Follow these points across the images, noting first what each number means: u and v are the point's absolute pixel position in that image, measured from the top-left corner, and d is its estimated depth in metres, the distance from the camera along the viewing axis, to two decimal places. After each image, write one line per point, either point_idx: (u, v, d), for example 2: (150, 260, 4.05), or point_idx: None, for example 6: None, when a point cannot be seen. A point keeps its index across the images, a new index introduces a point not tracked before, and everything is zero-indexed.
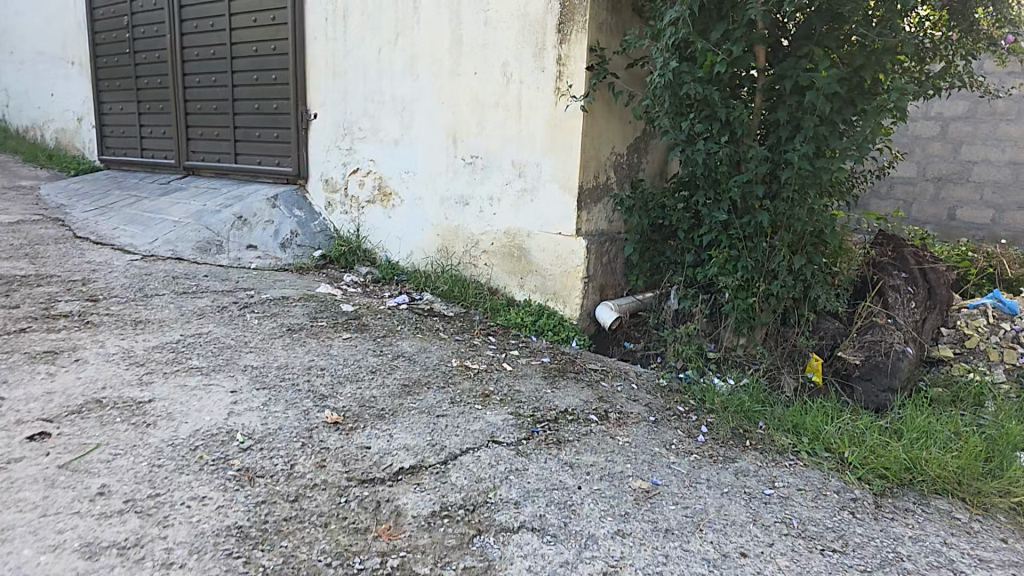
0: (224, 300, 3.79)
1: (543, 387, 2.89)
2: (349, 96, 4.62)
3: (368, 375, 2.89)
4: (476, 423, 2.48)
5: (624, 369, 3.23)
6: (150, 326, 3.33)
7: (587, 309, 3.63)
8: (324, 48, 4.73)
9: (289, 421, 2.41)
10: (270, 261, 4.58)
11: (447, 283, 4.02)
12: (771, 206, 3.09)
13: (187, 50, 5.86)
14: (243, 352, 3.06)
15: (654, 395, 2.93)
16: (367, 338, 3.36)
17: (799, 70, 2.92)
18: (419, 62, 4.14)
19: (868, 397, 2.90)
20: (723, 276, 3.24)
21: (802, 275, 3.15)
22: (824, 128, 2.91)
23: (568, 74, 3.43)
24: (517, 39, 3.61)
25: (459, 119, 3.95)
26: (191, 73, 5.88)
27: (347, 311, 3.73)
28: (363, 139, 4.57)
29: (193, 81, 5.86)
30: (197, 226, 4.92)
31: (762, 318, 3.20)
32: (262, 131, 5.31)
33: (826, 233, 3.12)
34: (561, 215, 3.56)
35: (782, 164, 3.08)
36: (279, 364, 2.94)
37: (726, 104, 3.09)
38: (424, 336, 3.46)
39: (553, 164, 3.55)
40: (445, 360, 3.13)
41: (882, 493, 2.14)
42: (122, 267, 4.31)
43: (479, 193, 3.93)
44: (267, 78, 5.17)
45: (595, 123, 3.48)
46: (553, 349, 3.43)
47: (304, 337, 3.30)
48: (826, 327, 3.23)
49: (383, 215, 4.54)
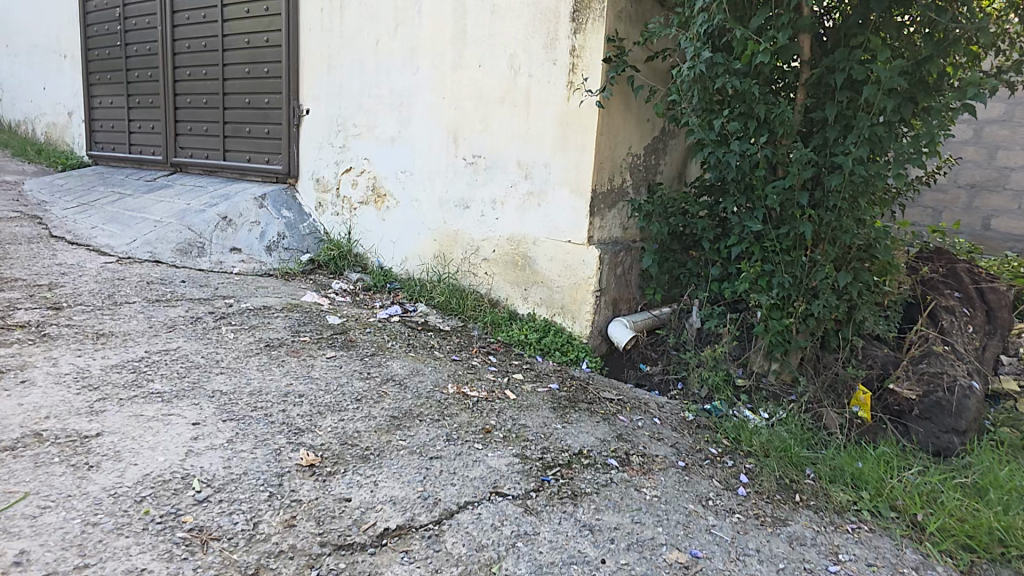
0: (200, 310, 3.42)
1: (553, 421, 2.52)
2: (344, 90, 4.25)
3: (352, 404, 2.52)
4: (475, 470, 2.11)
5: (642, 398, 2.84)
6: (113, 340, 2.95)
7: (599, 325, 3.23)
8: (319, 39, 4.37)
9: (255, 464, 2.04)
10: (254, 265, 4.22)
11: (443, 294, 3.65)
12: (815, 215, 2.67)
13: (177, 41, 5.52)
14: (214, 373, 2.69)
15: (680, 432, 2.55)
16: (354, 357, 2.98)
17: (854, 62, 2.47)
18: (419, 54, 3.77)
19: (929, 439, 2.51)
20: (755, 292, 2.84)
21: (847, 293, 2.74)
22: (881, 128, 2.45)
23: (582, 67, 3.05)
24: (527, 28, 3.23)
25: (461, 115, 3.58)
26: (181, 65, 5.53)
27: (335, 325, 3.35)
28: (357, 136, 4.21)
29: (183, 74, 5.52)
30: (179, 226, 4.57)
31: (800, 343, 2.80)
32: (252, 127, 4.96)
33: (877, 247, 2.68)
34: (571, 221, 3.18)
35: (828, 168, 2.64)
36: (252, 389, 2.57)
37: (766, 100, 2.65)
38: (417, 355, 3.07)
39: (564, 165, 3.18)
40: (440, 385, 2.75)
41: (971, 571, 1.80)
42: (94, 271, 3.95)
43: (480, 196, 3.56)
44: (258, 71, 4.82)
45: (611, 121, 3.09)
46: (560, 372, 3.04)
47: (284, 356, 2.93)
48: (874, 355, 2.85)
49: (377, 217, 4.17)
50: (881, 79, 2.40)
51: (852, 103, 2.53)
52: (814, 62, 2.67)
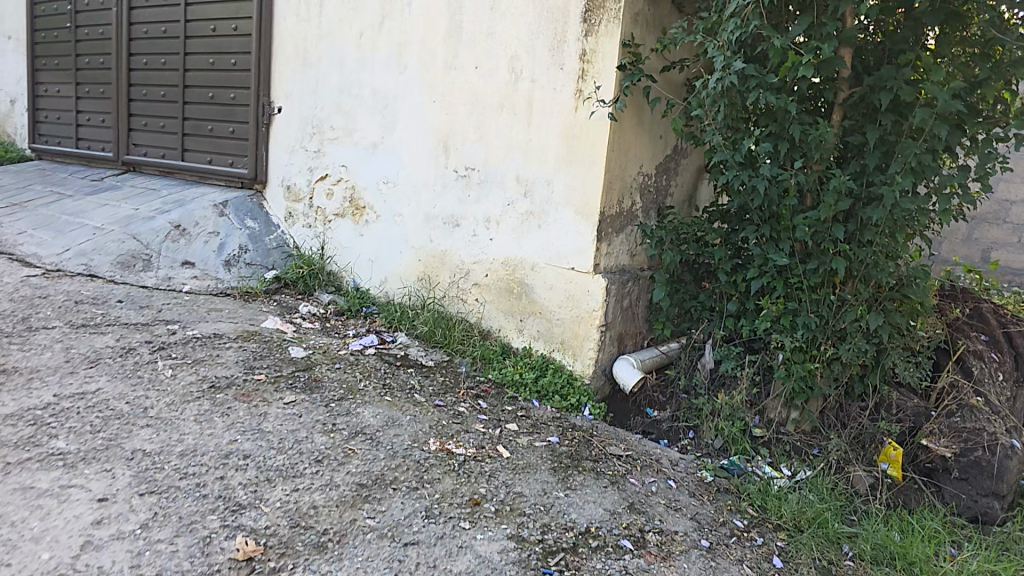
0: (134, 338, 2.86)
1: (553, 489, 2.14)
2: (320, 87, 3.76)
3: (309, 468, 2.08)
4: (460, 562, 1.74)
5: (653, 454, 2.49)
6: (16, 379, 2.40)
7: (603, 365, 2.87)
8: (292, 28, 3.85)
9: (173, 561, 1.63)
10: (209, 283, 3.61)
11: (427, 323, 3.20)
12: (849, 250, 2.38)
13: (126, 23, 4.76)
14: (137, 428, 2.20)
15: (699, 499, 2.23)
16: (317, 403, 2.50)
17: (902, 81, 2.15)
18: (408, 51, 3.36)
19: (966, 503, 2.27)
20: (777, 333, 2.55)
21: (878, 337, 2.47)
22: (928, 157, 2.14)
23: (594, 73, 2.73)
24: (531, 29, 2.90)
25: (454, 122, 3.20)
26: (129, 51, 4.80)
27: (298, 360, 2.85)
28: (333, 140, 3.73)
29: (132, 61, 4.79)
30: (122, 235, 3.85)
31: (823, 390, 2.52)
32: (215, 125, 4.32)
33: (911, 287, 2.41)
34: (575, 246, 2.84)
35: (865, 200, 2.32)
36: (184, 448, 2.12)
37: (801, 121, 2.34)
38: (394, 401, 2.60)
39: (568, 182, 2.83)
40: (420, 441, 2.31)
41: None
42: (10, 285, 3.30)
43: (473, 213, 3.17)
44: (224, 63, 4.21)
45: (622, 137, 2.78)
46: (560, 421, 2.65)
47: (230, 401, 2.44)
48: (905, 405, 2.53)
49: (353, 233, 3.69)
50: (936, 100, 2.08)
51: (895, 128, 2.22)
52: (854, 80, 2.34)
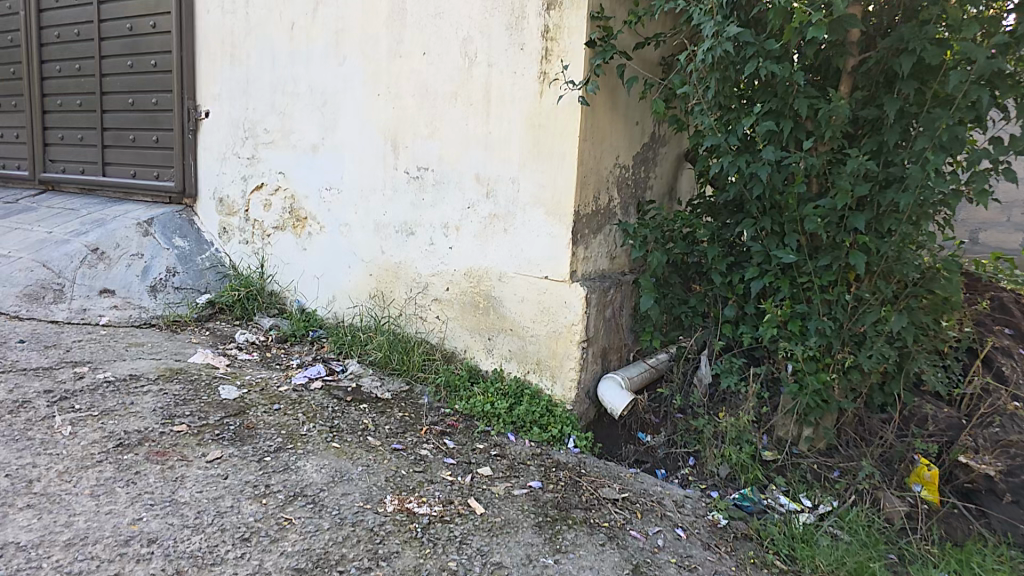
0: (30, 389, 2.35)
1: (541, 555, 1.74)
2: (250, 85, 3.31)
3: (233, 553, 1.63)
4: None
5: (653, 494, 2.12)
6: None
7: (587, 387, 2.50)
8: (216, 22, 3.39)
9: None
10: (129, 313, 3.12)
11: (382, 348, 2.78)
12: (867, 243, 2.05)
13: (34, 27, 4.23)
14: (13, 511, 1.70)
15: (716, 552, 1.86)
16: (248, 459, 2.07)
17: (927, 40, 1.83)
18: (346, 39, 2.94)
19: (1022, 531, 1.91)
20: (786, 341, 2.21)
21: (902, 339, 2.13)
22: (958, 128, 1.83)
23: (559, 52, 2.36)
24: (483, 5, 2.52)
25: (402, 116, 2.80)
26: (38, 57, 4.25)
27: (227, 403, 2.40)
28: (268, 144, 3.28)
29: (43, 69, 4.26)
30: (30, 263, 3.33)
31: (840, 405, 2.18)
32: (138, 135, 3.83)
33: (938, 280, 2.07)
34: (546, 251, 2.46)
35: (882, 182, 2.00)
36: (71, 536, 1.63)
37: (805, 94, 2.01)
38: (343, 448, 2.18)
39: (536, 179, 2.45)
40: (374, 501, 1.89)
41: None
42: None
43: (428, 219, 2.77)
44: (144, 64, 3.72)
45: (596, 125, 2.42)
46: (540, 458, 2.27)
47: (138, 465, 1.98)
48: (934, 416, 2.20)
49: (296, 247, 3.25)
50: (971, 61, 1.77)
51: (917, 97, 1.91)
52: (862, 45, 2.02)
